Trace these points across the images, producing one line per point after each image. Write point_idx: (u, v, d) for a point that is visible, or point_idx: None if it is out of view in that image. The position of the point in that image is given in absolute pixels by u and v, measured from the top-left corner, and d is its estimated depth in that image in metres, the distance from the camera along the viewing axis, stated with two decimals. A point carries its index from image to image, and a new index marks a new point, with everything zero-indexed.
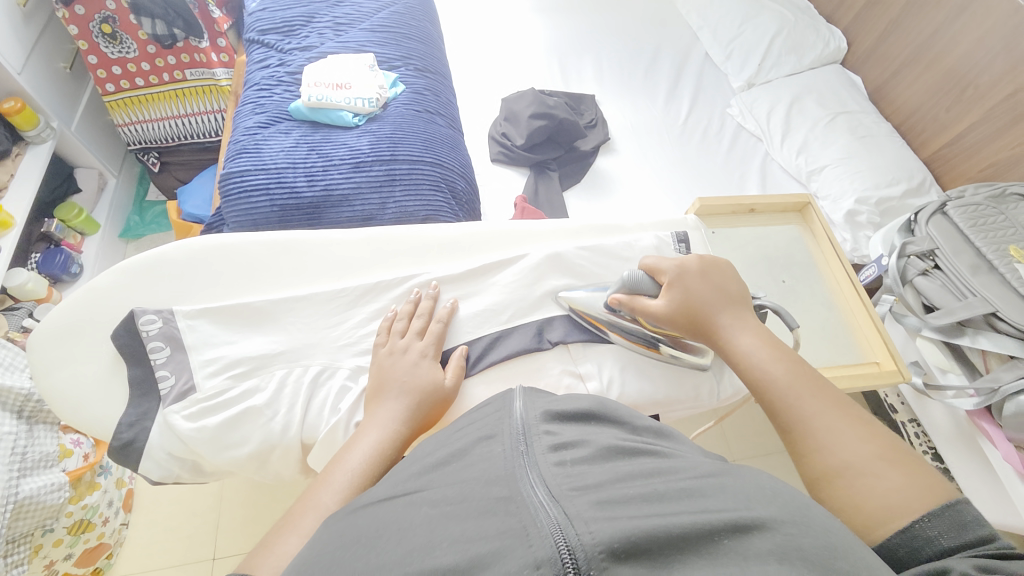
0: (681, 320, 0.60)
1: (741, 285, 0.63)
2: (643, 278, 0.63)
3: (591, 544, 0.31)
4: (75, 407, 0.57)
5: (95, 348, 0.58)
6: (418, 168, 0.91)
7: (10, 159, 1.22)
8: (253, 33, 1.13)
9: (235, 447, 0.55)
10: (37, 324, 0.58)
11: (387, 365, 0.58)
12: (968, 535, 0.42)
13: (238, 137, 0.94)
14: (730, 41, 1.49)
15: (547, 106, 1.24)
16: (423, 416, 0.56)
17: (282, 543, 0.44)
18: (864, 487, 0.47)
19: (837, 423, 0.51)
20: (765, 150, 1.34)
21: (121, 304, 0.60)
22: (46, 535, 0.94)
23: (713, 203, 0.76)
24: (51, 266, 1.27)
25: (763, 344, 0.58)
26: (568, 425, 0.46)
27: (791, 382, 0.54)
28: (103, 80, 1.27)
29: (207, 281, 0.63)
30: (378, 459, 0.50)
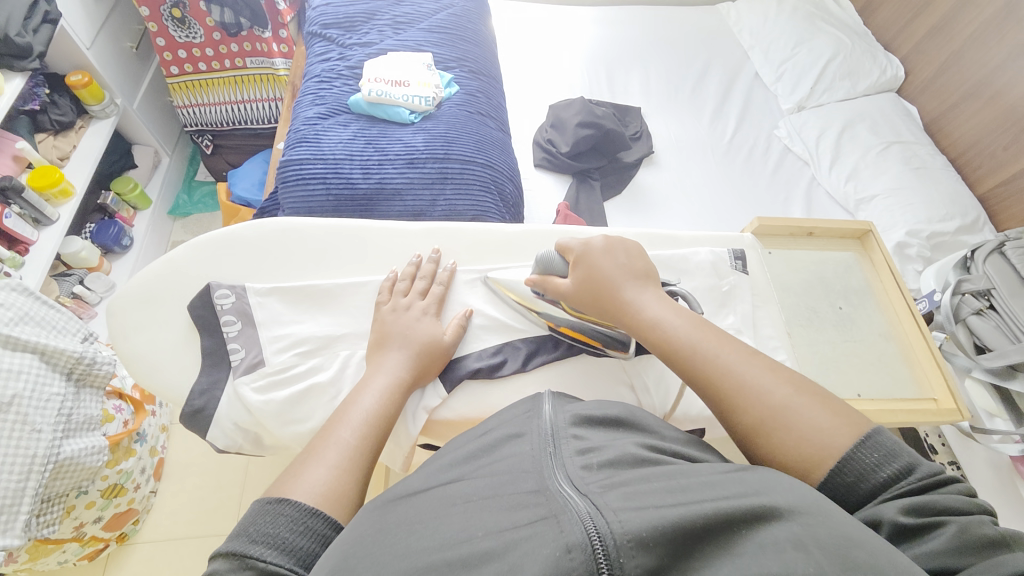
0: (586, 303, 0.58)
1: (644, 259, 0.59)
2: (553, 257, 0.62)
3: (620, 533, 0.31)
4: (149, 371, 0.58)
5: (171, 316, 0.61)
6: (469, 168, 0.92)
7: (74, 132, 1.27)
8: (315, 27, 1.17)
9: (298, 422, 0.56)
10: (117, 290, 0.61)
11: (390, 321, 0.60)
12: (896, 465, 0.41)
13: (298, 125, 0.96)
14: (782, 62, 1.48)
15: (595, 116, 1.25)
16: (424, 369, 0.58)
17: (309, 471, 0.45)
18: (784, 438, 0.45)
19: (747, 377, 0.48)
20: (812, 175, 1.32)
21: (196, 277, 0.62)
22: (81, 497, 0.97)
23: (772, 223, 0.74)
24: (105, 237, 1.33)
25: (668, 310, 0.54)
26: (596, 430, 0.45)
27: (698, 344, 0.51)
28: (169, 62, 1.33)
29: (275, 262, 0.64)
30: (388, 405, 0.52)
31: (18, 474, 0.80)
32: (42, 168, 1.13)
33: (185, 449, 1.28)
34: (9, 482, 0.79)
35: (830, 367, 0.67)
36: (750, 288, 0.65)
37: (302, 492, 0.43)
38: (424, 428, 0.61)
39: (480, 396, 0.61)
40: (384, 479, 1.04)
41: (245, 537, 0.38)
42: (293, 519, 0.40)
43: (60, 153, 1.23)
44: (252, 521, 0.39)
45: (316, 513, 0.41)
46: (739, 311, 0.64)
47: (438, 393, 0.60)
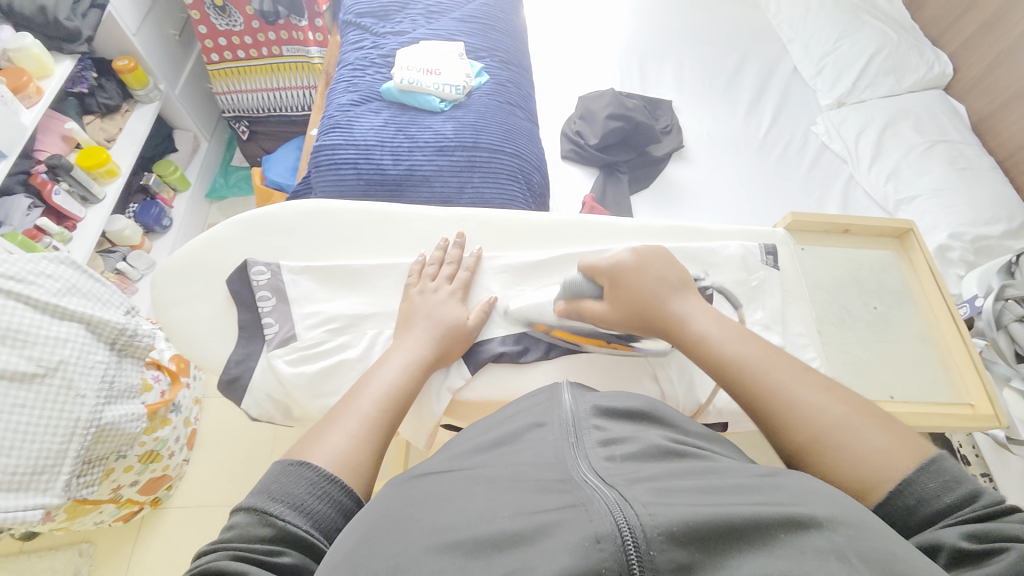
0: (626, 317, 0.59)
1: (683, 270, 0.59)
2: (583, 282, 0.61)
3: (650, 526, 0.31)
4: (189, 341, 0.61)
5: (211, 290, 0.63)
6: (497, 156, 0.93)
7: (121, 115, 1.33)
8: (350, 16, 1.19)
9: (327, 396, 0.58)
10: (161, 263, 0.64)
11: (417, 302, 0.61)
12: (958, 492, 0.40)
13: (332, 112, 0.98)
14: (823, 57, 1.43)
15: (625, 108, 1.24)
16: (446, 349, 0.59)
17: (329, 438, 0.46)
18: (839, 460, 0.44)
19: (796, 396, 0.48)
20: (849, 173, 1.27)
21: (235, 253, 0.65)
22: (120, 460, 1.03)
23: (807, 219, 0.72)
24: (147, 217, 1.39)
25: (711, 325, 0.55)
26: (618, 422, 0.46)
27: (744, 359, 0.51)
28: (209, 49, 1.37)
29: (308, 242, 0.66)
30: (410, 381, 0.54)
31: (61, 437, 0.86)
32: (90, 149, 1.18)
33: (215, 422, 1.33)
34: (53, 443, 0.85)
35: (862, 368, 0.65)
36: (780, 284, 0.63)
37: (320, 457, 0.44)
38: (447, 408, 0.62)
39: (503, 380, 0.62)
40: (404, 460, 1.06)
41: (266, 494, 0.40)
42: (313, 483, 0.41)
43: (107, 135, 1.29)
44: (274, 480, 0.41)
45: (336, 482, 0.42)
46: (768, 307, 0.62)
47: (462, 373, 0.61)
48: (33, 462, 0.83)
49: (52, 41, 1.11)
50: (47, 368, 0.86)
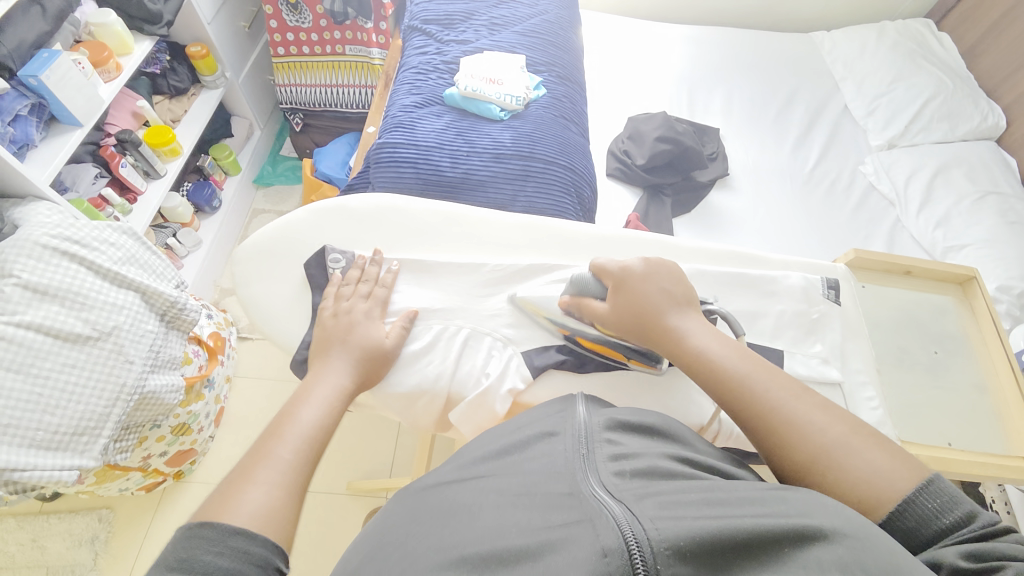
0: (625, 326, 0.58)
1: (688, 283, 0.59)
2: (590, 280, 0.62)
3: (657, 540, 0.32)
4: (269, 318, 0.64)
5: (288, 271, 0.66)
6: (552, 168, 0.95)
7: (188, 98, 1.39)
8: (416, 21, 1.23)
9: (392, 385, 0.60)
10: (244, 241, 0.67)
11: (332, 324, 0.60)
12: (952, 513, 0.40)
13: (395, 112, 1.01)
14: (875, 98, 1.43)
15: (676, 132, 1.25)
16: (367, 372, 0.58)
17: (243, 493, 0.45)
18: (840, 479, 0.44)
19: (796, 416, 0.48)
20: (896, 216, 1.26)
21: (309, 241, 0.67)
22: (154, 429, 1.05)
23: (868, 257, 0.72)
24: (200, 197, 1.44)
25: (712, 339, 0.54)
26: (630, 436, 0.46)
27: (744, 376, 0.51)
28: (277, 44, 1.43)
29: (382, 234, 0.69)
30: (330, 415, 0.54)
31: (105, 400, 0.88)
32: (158, 128, 1.25)
33: (243, 402, 1.36)
34: (98, 405, 0.87)
35: (919, 413, 0.64)
36: (840, 319, 0.63)
37: (238, 514, 0.43)
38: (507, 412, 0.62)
39: (565, 387, 0.62)
40: (426, 458, 1.07)
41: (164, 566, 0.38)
42: (212, 541, 0.39)
43: (173, 116, 1.35)
44: (174, 548, 0.39)
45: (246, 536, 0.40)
46: (828, 341, 0.61)
47: (523, 377, 0.62)
48: (76, 422, 0.85)
49: (133, 21, 1.17)
50: (100, 333, 0.88)
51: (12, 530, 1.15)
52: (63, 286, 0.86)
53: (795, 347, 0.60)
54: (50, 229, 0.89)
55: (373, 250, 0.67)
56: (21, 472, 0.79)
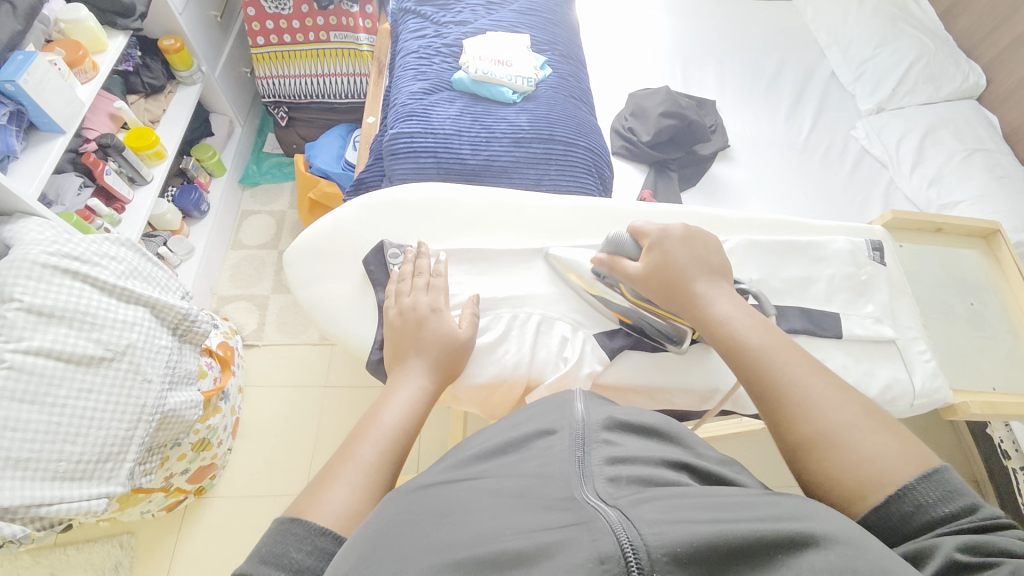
0: (655, 288, 0.60)
1: (722, 256, 0.61)
2: (626, 243, 0.64)
3: (655, 547, 0.31)
4: (330, 319, 0.67)
5: (345, 269, 0.69)
6: (573, 150, 0.94)
7: (165, 96, 1.31)
8: (408, 3, 1.17)
9: (472, 377, 0.63)
10: (295, 242, 0.70)
11: (400, 330, 0.60)
12: (954, 504, 0.41)
13: (404, 100, 0.97)
14: (861, 63, 1.47)
15: (679, 106, 1.26)
16: (446, 368, 0.58)
17: (328, 491, 0.45)
18: (840, 459, 0.45)
19: (811, 391, 0.49)
20: (890, 178, 1.30)
21: (361, 233, 0.71)
22: (175, 448, 1.01)
23: (905, 217, 0.76)
24: (187, 201, 1.36)
25: (738, 312, 0.56)
26: (629, 436, 0.45)
27: (766, 348, 0.52)
28: (255, 33, 1.36)
29: (431, 222, 0.72)
30: (411, 419, 0.52)
31: (128, 422, 0.83)
32: (139, 130, 1.16)
33: (258, 409, 1.31)
34: (120, 429, 0.82)
35: (965, 362, 0.69)
36: (887, 279, 0.67)
37: (323, 512, 0.43)
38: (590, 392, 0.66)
39: (643, 368, 0.66)
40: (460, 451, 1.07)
41: (256, 556, 0.38)
42: (300, 537, 0.40)
43: (151, 116, 1.27)
44: (266, 540, 0.40)
45: (329, 534, 0.41)
46: (877, 301, 0.66)
47: (600, 361, 0.65)
48: (99, 449, 0.80)
49: (105, 15, 1.08)
50: (115, 352, 0.83)
51: (25, 568, 1.09)
52: (71, 307, 0.80)
53: (849, 309, 0.65)
54: (46, 246, 0.82)
55: (417, 243, 0.69)
56: (49, 506, 0.74)
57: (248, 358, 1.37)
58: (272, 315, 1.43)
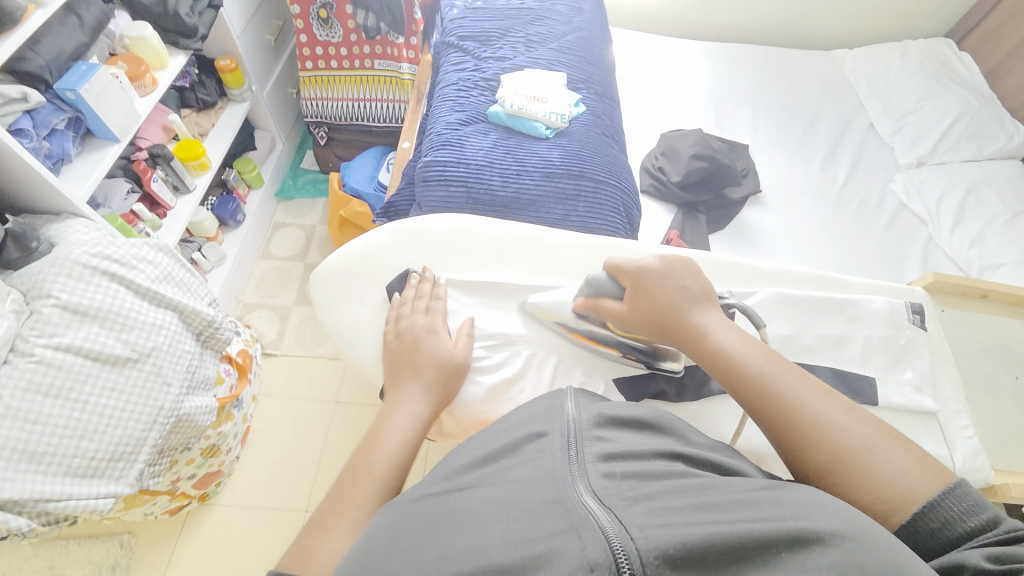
0: (645, 321, 0.58)
1: (709, 282, 0.59)
2: (607, 280, 0.62)
3: (646, 549, 0.32)
4: (350, 342, 0.68)
5: (369, 293, 0.71)
6: (602, 188, 0.94)
7: (215, 111, 1.38)
8: (451, 38, 1.22)
9: (486, 411, 0.62)
10: (322, 264, 0.72)
11: (405, 347, 0.63)
12: (980, 518, 0.40)
13: (440, 129, 1.00)
14: (901, 117, 1.45)
15: (711, 149, 1.26)
16: (439, 394, 0.59)
17: (324, 541, 0.44)
18: (862, 481, 0.43)
19: (822, 417, 0.46)
20: (929, 235, 1.26)
21: (389, 259, 0.73)
22: (185, 452, 1.02)
23: (947, 281, 0.73)
24: (224, 210, 1.42)
25: (735, 339, 0.53)
26: (620, 431, 0.47)
27: (769, 376, 0.50)
28: (305, 57, 1.43)
29: (459, 253, 0.74)
30: (403, 454, 0.52)
31: (143, 424, 0.84)
32: (187, 142, 1.22)
33: (269, 420, 1.32)
34: (135, 430, 0.83)
35: (1013, 440, 0.65)
36: (928, 343, 0.65)
37: (317, 563, 0.42)
38: None
39: None
40: None
41: None
42: None
43: (201, 129, 1.33)
44: None
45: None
46: (917, 367, 0.63)
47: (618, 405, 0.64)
48: (113, 447, 0.81)
49: (169, 35, 1.16)
50: (140, 354, 0.84)
51: (25, 559, 1.10)
52: (105, 307, 0.82)
53: (887, 375, 0.62)
54: (89, 247, 0.85)
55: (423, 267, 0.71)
56: (56, 502, 0.74)
57: (265, 367, 1.39)
58: (292, 326, 1.45)
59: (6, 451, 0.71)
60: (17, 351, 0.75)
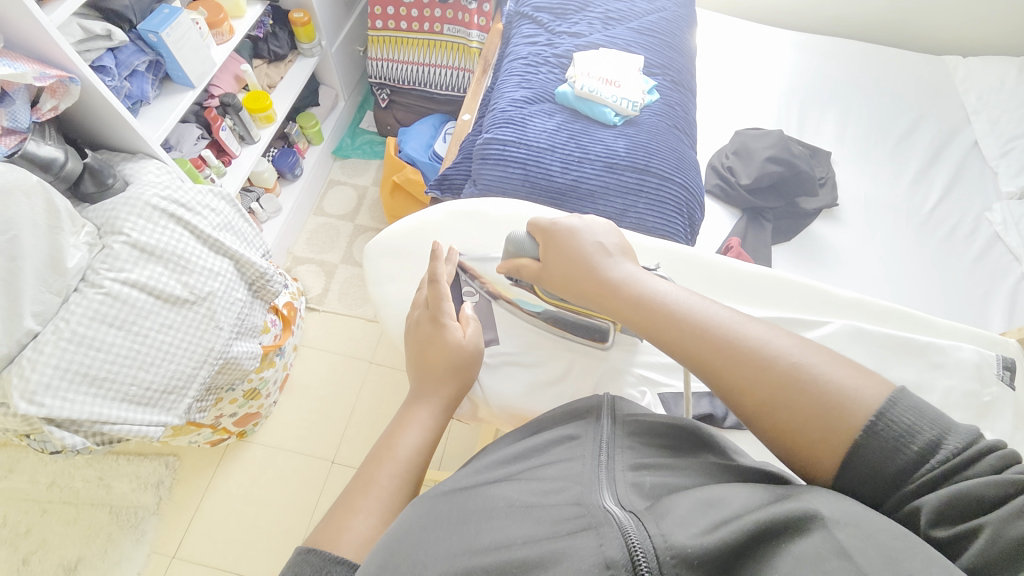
0: (566, 282, 0.58)
1: (620, 236, 0.59)
2: (525, 239, 0.63)
3: (662, 549, 0.31)
4: (395, 318, 0.69)
5: (418, 272, 0.71)
6: (667, 185, 0.89)
7: (285, 64, 1.40)
8: (526, 8, 1.16)
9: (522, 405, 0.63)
10: (375, 239, 0.73)
11: (423, 331, 0.61)
12: (913, 453, 0.37)
13: (503, 106, 0.97)
14: (1013, 138, 1.29)
15: (790, 153, 1.16)
16: (459, 383, 0.59)
17: (352, 522, 0.45)
18: (795, 419, 0.42)
19: (740, 357, 0.45)
20: (1022, 274, 1.13)
21: (440, 239, 0.73)
22: (229, 392, 1.08)
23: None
24: (284, 163, 1.46)
25: (649, 289, 0.52)
26: (652, 442, 0.45)
27: (684, 325, 0.48)
28: (376, 16, 1.41)
29: None
30: (428, 441, 0.53)
31: (195, 361, 0.89)
32: (256, 94, 1.25)
33: (306, 370, 1.37)
34: (187, 366, 0.88)
35: None
36: (1015, 406, 0.59)
37: (347, 545, 0.43)
38: None
39: None
40: None
41: None
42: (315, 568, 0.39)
43: (269, 81, 1.36)
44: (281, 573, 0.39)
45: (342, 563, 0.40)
46: (999, 430, 0.58)
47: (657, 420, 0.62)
48: (167, 380, 0.86)
49: None
50: (196, 297, 0.89)
51: (81, 467, 1.21)
52: (168, 248, 0.86)
53: None
54: (160, 189, 0.89)
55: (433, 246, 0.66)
56: (112, 425, 0.80)
57: (307, 320, 1.44)
58: (336, 284, 1.49)
59: (70, 372, 0.76)
60: (87, 281, 0.80)
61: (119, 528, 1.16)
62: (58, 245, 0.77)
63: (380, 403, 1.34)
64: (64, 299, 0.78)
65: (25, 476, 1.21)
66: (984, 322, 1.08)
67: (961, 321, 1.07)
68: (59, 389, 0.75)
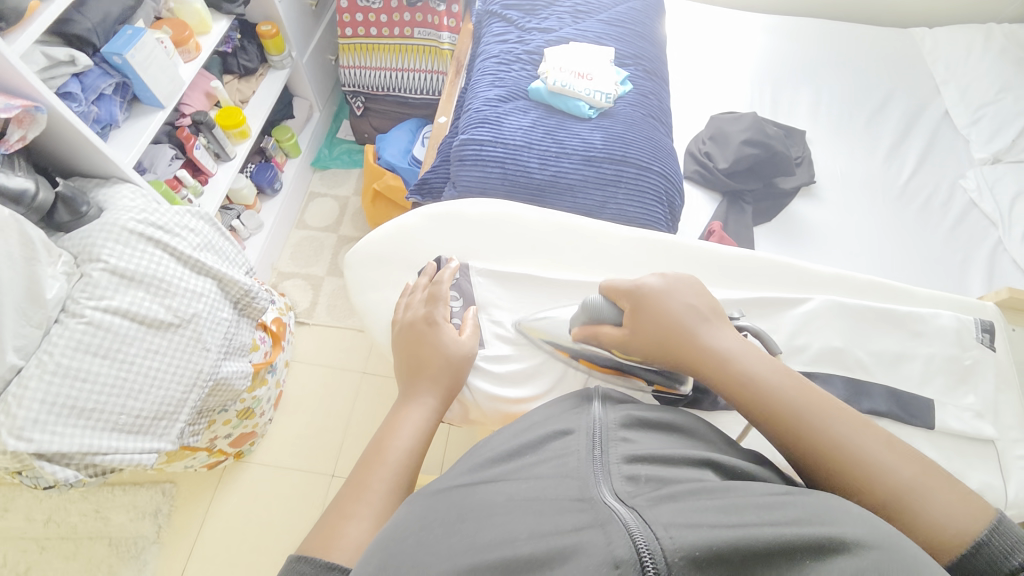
0: (660, 348, 0.54)
1: (715, 300, 0.57)
2: (603, 305, 0.59)
3: (672, 549, 0.30)
4: (381, 326, 0.69)
5: (402, 279, 0.71)
6: (645, 174, 0.89)
7: (256, 78, 1.38)
8: (494, 6, 1.16)
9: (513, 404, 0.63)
10: (355, 248, 0.73)
11: (416, 331, 0.61)
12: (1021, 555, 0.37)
13: (478, 106, 0.96)
14: (980, 105, 1.32)
15: (765, 134, 1.17)
16: (448, 386, 0.58)
17: (346, 528, 0.44)
18: (915, 521, 0.40)
19: (860, 452, 0.43)
20: (997, 238, 1.15)
21: (422, 243, 0.73)
22: (222, 413, 1.06)
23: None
24: (262, 178, 1.44)
25: (756, 364, 0.50)
26: (647, 434, 0.45)
27: (801, 409, 0.46)
28: (345, 24, 1.40)
29: (494, 241, 0.72)
30: (418, 442, 0.53)
31: (184, 385, 0.88)
32: (229, 109, 1.24)
33: (300, 385, 1.37)
34: (177, 391, 0.87)
35: None
36: (996, 367, 0.61)
37: (342, 551, 0.43)
38: None
39: None
40: None
41: None
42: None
43: (241, 96, 1.34)
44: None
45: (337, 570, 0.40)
46: (981, 392, 0.60)
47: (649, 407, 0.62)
48: (157, 406, 0.85)
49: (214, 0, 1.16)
50: (181, 320, 0.87)
51: (75, 501, 1.19)
52: (148, 272, 0.85)
53: (947, 398, 0.60)
54: (135, 213, 0.88)
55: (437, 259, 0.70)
56: (104, 455, 0.79)
57: (297, 335, 1.43)
58: (324, 296, 1.48)
59: (57, 406, 0.75)
60: (68, 311, 0.78)
61: (120, 559, 1.14)
62: (35, 275, 0.75)
63: (377, 412, 1.33)
64: (45, 330, 0.77)
65: (19, 514, 1.18)
66: (964, 287, 1.10)
67: (941, 288, 1.09)
68: (48, 424, 0.74)
